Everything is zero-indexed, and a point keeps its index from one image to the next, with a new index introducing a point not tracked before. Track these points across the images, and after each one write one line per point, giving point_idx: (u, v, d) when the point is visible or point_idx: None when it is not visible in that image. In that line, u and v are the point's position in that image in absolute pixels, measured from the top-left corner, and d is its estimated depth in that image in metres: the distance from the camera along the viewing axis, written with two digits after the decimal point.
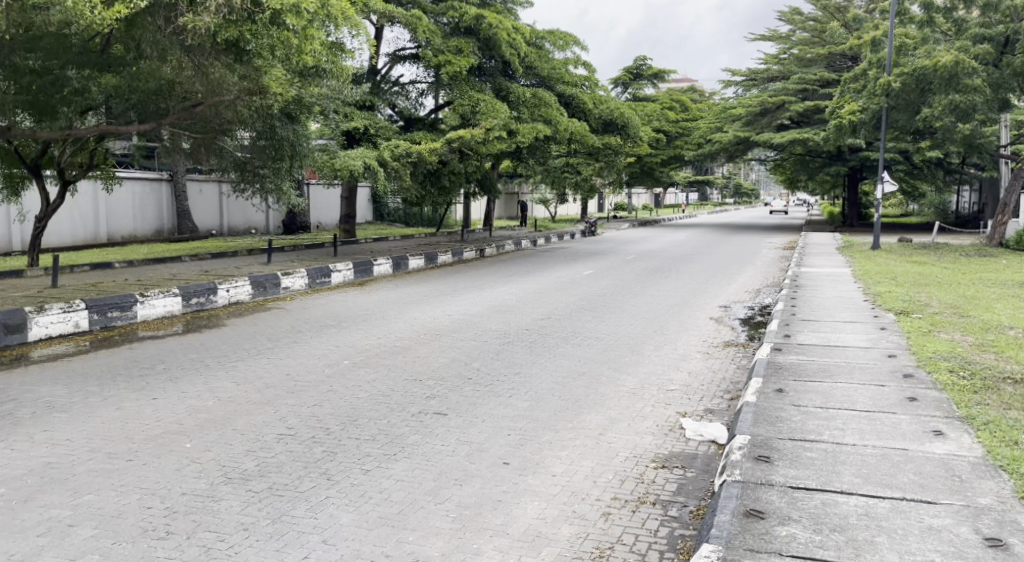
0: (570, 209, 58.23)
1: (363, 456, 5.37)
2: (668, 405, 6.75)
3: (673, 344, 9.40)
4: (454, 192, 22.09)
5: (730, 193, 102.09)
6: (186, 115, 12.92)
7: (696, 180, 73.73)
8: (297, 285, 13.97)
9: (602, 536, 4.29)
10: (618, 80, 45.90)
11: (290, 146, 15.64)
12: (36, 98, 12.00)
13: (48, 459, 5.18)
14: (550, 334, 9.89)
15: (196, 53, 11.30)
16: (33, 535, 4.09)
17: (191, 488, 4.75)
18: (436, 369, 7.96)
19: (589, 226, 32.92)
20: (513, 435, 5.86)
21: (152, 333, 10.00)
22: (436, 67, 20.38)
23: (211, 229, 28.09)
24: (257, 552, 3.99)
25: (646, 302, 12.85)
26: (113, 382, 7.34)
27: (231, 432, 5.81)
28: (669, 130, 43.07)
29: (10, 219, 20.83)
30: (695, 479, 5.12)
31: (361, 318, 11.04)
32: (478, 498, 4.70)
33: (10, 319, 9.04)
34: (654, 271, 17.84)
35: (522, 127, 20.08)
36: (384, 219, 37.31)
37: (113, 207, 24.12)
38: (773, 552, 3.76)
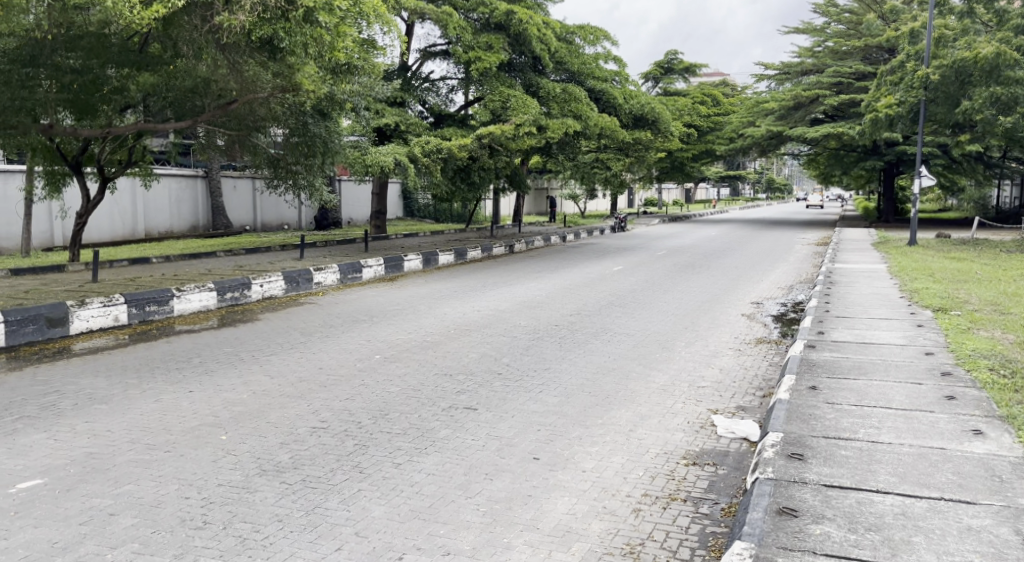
0: (600, 204, 58.09)
1: (394, 449, 5.42)
2: (700, 402, 6.71)
3: (704, 340, 9.34)
4: (484, 188, 22.12)
5: (763, 188, 101.00)
6: (221, 113, 13.11)
7: (728, 174, 73.06)
8: (329, 281, 14.11)
9: (633, 533, 4.28)
10: (649, 74, 45.62)
11: (323, 142, 15.78)
12: (77, 98, 12.29)
13: (90, 449, 5.31)
14: (580, 330, 9.87)
15: (231, 51, 11.48)
16: (76, 523, 4.19)
17: (227, 479, 4.84)
18: (465, 364, 7.99)
19: (619, 221, 32.78)
20: (543, 431, 5.87)
21: (188, 327, 10.18)
22: (466, 63, 20.42)
23: (245, 225, 28.47)
24: (292, 543, 4.05)
25: (676, 298, 12.78)
26: (151, 375, 7.49)
27: (265, 425, 5.89)
28: (701, 124, 42.69)
29: (52, 215, 21.33)
30: (726, 476, 5.09)
31: (393, 313, 11.12)
32: (509, 493, 4.72)
33: (52, 312, 9.26)
34: (685, 267, 17.71)
35: (552, 122, 20.05)
36: (414, 214, 37.52)
37: (151, 203, 24.57)
38: (807, 551, 3.73)
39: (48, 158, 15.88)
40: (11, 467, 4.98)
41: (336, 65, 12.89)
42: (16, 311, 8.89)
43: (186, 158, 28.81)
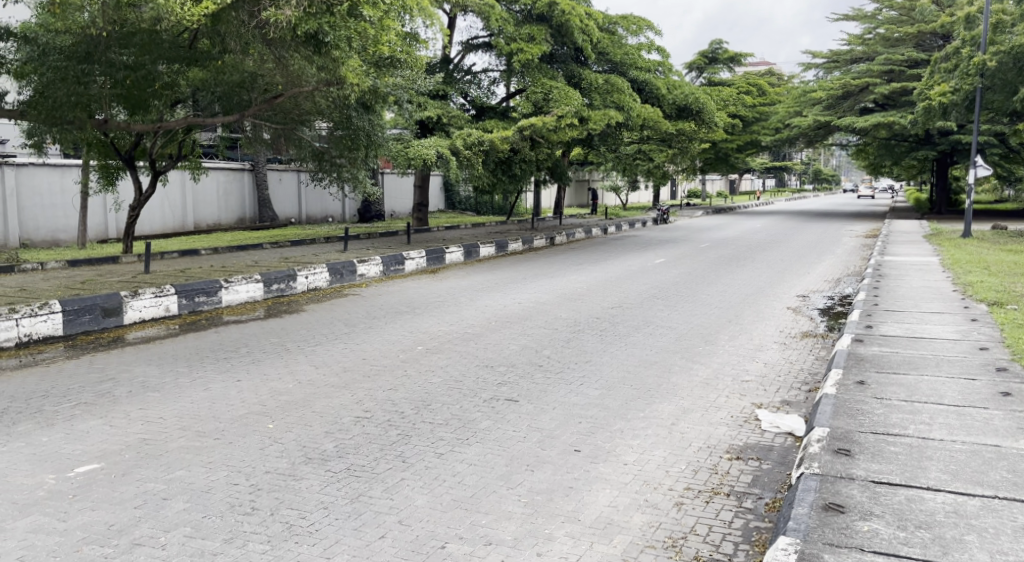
0: (642, 197, 57.68)
1: (436, 439, 5.48)
2: (744, 396, 6.64)
3: (748, 334, 9.23)
4: (525, 180, 22.13)
5: (810, 179, 99.21)
6: (266, 106, 13.31)
7: (774, 165, 71.80)
8: (372, 273, 14.27)
9: (675, 526, 4.26)
10: (692, 64, 45.10)
11: (367, 136, 15.93)
12: (130, 95, 12.61)
13: (143, 435, 5.47)
14: (622, 322, 9.84)
15: (277, 46, 11.59)
16: (131, 507, 4.32)
17: (274, 466, 4.94)
18: (507, 356, 8.02)
19: (662, 213, 32.51)
20: (585, 423, 5.87)
21: (236, 318, 10.40)
22: (508, 55, 20.44)
23: (290, 217, 28.93)
24: (338, 530, 4.11)
25: (720, 291, 12.64)
26: (201, 364, 7.67)
27: (311, 415, 5.98)
28: (746, 115, 42.03)
29: (107, 207, 21.94)
30: (770, 471, 5.04)
31: (434, 305, 11.21)
32: (550, 485, 4.74)
33: (108, 302, 9.54)
34: (729, 259, 17.48)
35: (595, 114, 19.96)
36: (456, 207, 37.71)
37: (200, 196, 25.08)
38: (854, 548, 3.67)
39: (102, 152, 16.29)
40: (69, 451, 5.15)
41: (380, 58, 13.01)
42: (73, 301, 9.18)
43: (233, 152, 29.33)
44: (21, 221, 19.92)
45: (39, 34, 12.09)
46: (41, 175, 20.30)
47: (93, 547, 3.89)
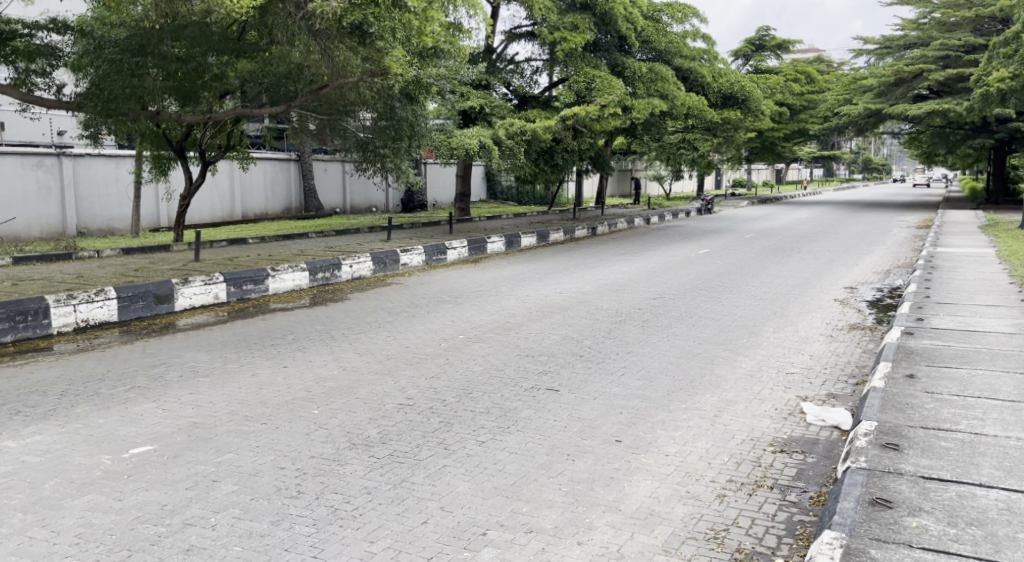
0: (686, 185, 57.08)
1: (478, 427, 5.52)
2: (789, 389, 6.56)
3: (794, 326, 9.09)
4: (568, 170, 22.06)
5: (859, 168, 96.93)
6: (312, 97, 13.45)
7: (823, 154, 70.18)
8: (414, 262, 14.37)
9: (717, 518, 4.24)
10: (739, 52, 44.36)
11: (409, 126, 16.09)
12: (180, 86, 12.88)
13: (194, 419, 5.61)
14: (664, 313, 9.77)
15: (324, 37, 11.70)
16: (183, 488, 4.45)
17: (319, 451, 5.03)
18: (548, 346, 8.02)
19: (705, 203, 32.17)
20: (626, 413, 5.86)
21: (282, 305, 10.58)
22: (551, 44, 20.35)
23: (335, 207, 29.29)
24: (380, 515, 4.18)
25: (765, 282, 12.46)
26: (247, 350, 7.83)
27: (354, 401, 6.08)
28: (794, 103, 41.16)
29: (158, 197, 22.46)
30: (815, 465, 4.98)
31: (476, 295, 11.25)
32: (591, 474, 4.75)
33: (160, 289, 9.80)
34: (775, 250, 17.20)
35: (638, 103, 19.79)
36: (497, 197, 37.80)
37: (248, 185, 25.52)
38: (902, 544, 3.61)
39: (155, 143, 16.67)
40: (125, 433, 5.31)
41: (424, 49, 13.03)
42: (127, 288, 9.45)
43: (280, 143, 29.80)
44: (78, 211, 20.51)
45: (95, 28, 12.40)
46: (97, 165, 20.85)
47: (148, 525, 4.02)
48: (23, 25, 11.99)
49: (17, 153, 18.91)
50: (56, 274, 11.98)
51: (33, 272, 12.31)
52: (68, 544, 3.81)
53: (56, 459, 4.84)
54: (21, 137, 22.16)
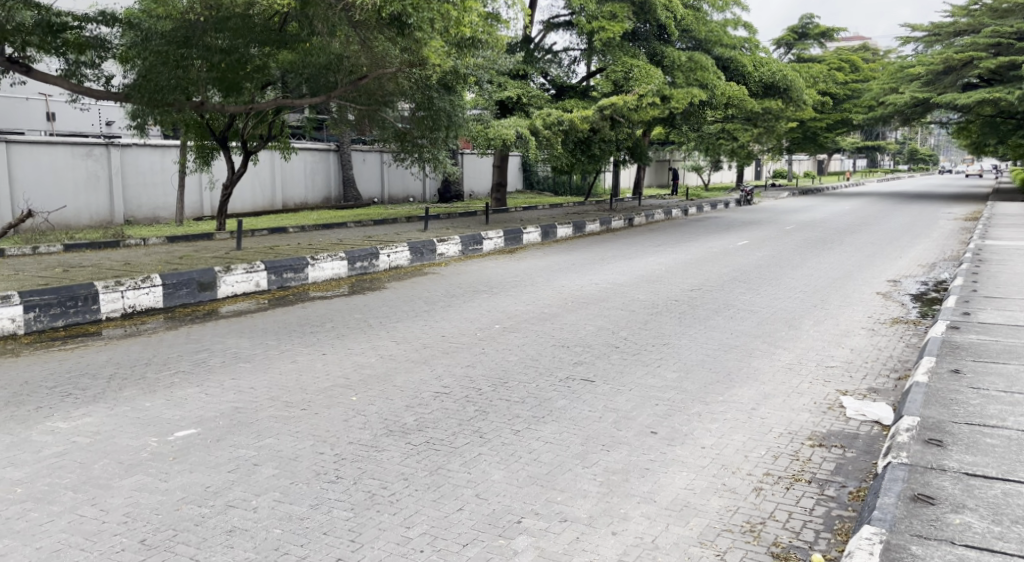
0: (724, 176, 56.45)
1: (513, 417, 5.54)
2: (828, 383, 6.48)
3: (835, 319, 8.96)
4: (605, 160, 21.93)
5: (904, 159, 94.94)
6: (352, 88, 13.58)
7: (867, 144, 68.70)
8: (451, 252, 14.47)
9: (754, 511, 4.21)
10: (781, 40, 43.69)
11: (447, 116, 16.14)
12: (224, 78, 13.11)
13: (235, 403, 5.73)
14: (702, 305, 9.71)
15: (363, 28, 11.90)
16: (225, 471, 4.55)
17: (357, 437, 5.10)
18: (584, 336, 8.02)
19: (745, 194, 31.81)
20: (661, 405, 5.84)
21: (321, 294, 10.72)
22: (590, 33, 20.25)
23: (373, 197, 29.54)
24: (417, 501, 4.23)
25: (805, 274, 12.29)
26: (289, 337, 7.96)
27: (391, 389, 6.15)
28: (837, 92, 40.35)
29: (202, 186, 22.88)
30: (855, 460, 4.91)
31: (511, 285, 11.27)
32: (626, 465, 4.75)
33: (203, 277, 9.99)
34: (816, 242, 16.95)
35: (677, 92, 19.62)
36: (534, 187, 37.82)
37: (288, 175, 25.86)
38: (944, 541, 3.56)
39: (198, 133, 16.96)
40: (170, 417, 5.44)
41: (463, 40, 13.07)
42: (171, 275, 9.65)
43: (319, 133, 30.09)
44: (125, 199, 20.96)
45: (142, 20, 12.64)
46: (143, 155, 21.27)
47: (192, 506, 4.12)
48: (73, 17, 12.24)
49: (67, 143, 19.39)
50: (104, 261, 12.28)
51: (82, 259, 12.62)
52: (116, 523, 3.92)
53: (104, 441, 4.98)
54: (71, 128, 22.72)
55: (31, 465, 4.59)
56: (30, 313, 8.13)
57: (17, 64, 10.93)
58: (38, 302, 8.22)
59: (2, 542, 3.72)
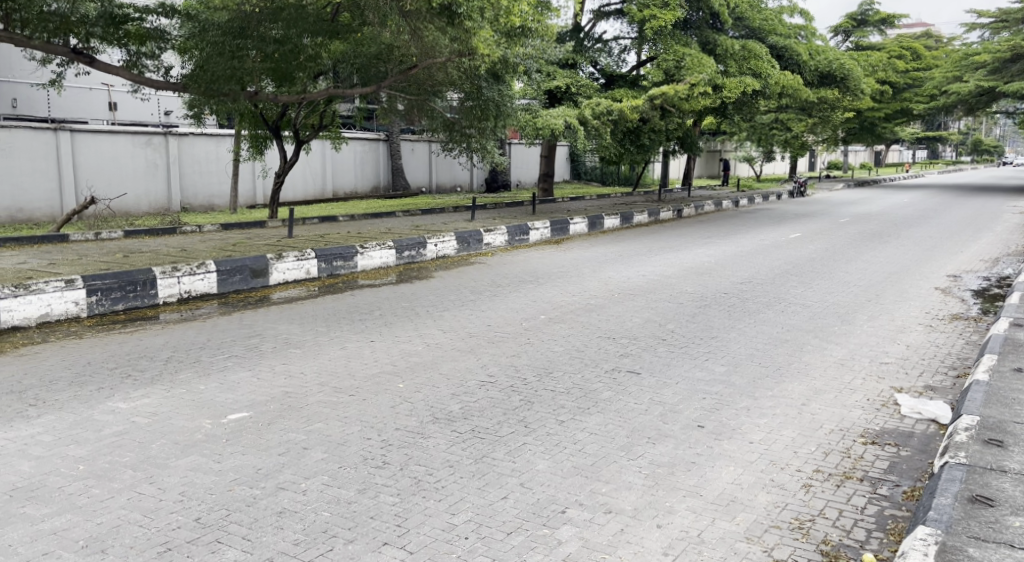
0: (776, 167, 55.43)
1: (558, 407, 5.54)
2: (882, 380, 6.32)
3: (890, 315, 8.73)
4: (654, 150, 21.68)
5: (966, 150, 91.85)
6: (403, 78, 13.68)
7: (928, 135, 66.71)
8: (498, 242, 14.49)
9: (803, 508, 4.14)
10: (839, 28, 42.64)
11: (496, 106, 16.17)
12: (278, 68, 13.31)
13: (287, 388, 5.84)
14: (752, 298, 9.55)
15: (414, 18, 11.92)
16: (276, 454, 4.64)
17: (403, 424, 5.16)
18: (630, 328, 7.97)
19: (798, 185, 31.16)
20: (709, 399, 5.76)
21: (370, 282, 10.84)
22: (641, 22, 20.04)
23: (421, 186, 29.75)
24: (462, 488, 4.26)
25: (859, 268, 11.99)
26: (337, 324, 8.07)
27: (437, 376, 6.21)
28: (898, 82, 39.23)
29: (255, 174, 23.33)
30: (910, 459, 4.79)
31: (557, 276, 11.25)
32: (671, 458, 4.71)
33: (255, 264, 10.18)
34: (870, 235, 16.54)
35: (730, 81, 19.35)
36: (581, 177, 37.71)
37: (339, 164, 26.19)
38: (1003, 544, 3.45)
39: (252, 122, 17.27)
40: (223, 399, 5.58)
41: (513, 29, 13.06)
42: (226, 262, 9.86)
43: (369, 122, 30.34)
44: (182, 187, 21.46)
45: (200, 11, 12.90)
46: (199, 144, 21.76)
47: (244, 487, 4.21)
48: (134, 9, 12.53)
49: (128, 132, 19.95)
50: (161, 248, 12.60)
51: (141, 245, 12.97)
52: (172, 501, 4.03)
53: (161, 421, 5.12)
54: (131, 117, 23.32)
55: (93, 444, 4.74)
56: (93, 297, 8.40)
57: (81, 55, 11.23)
58: (100, 287, 8.48)
59: (65, 517, 3.85)
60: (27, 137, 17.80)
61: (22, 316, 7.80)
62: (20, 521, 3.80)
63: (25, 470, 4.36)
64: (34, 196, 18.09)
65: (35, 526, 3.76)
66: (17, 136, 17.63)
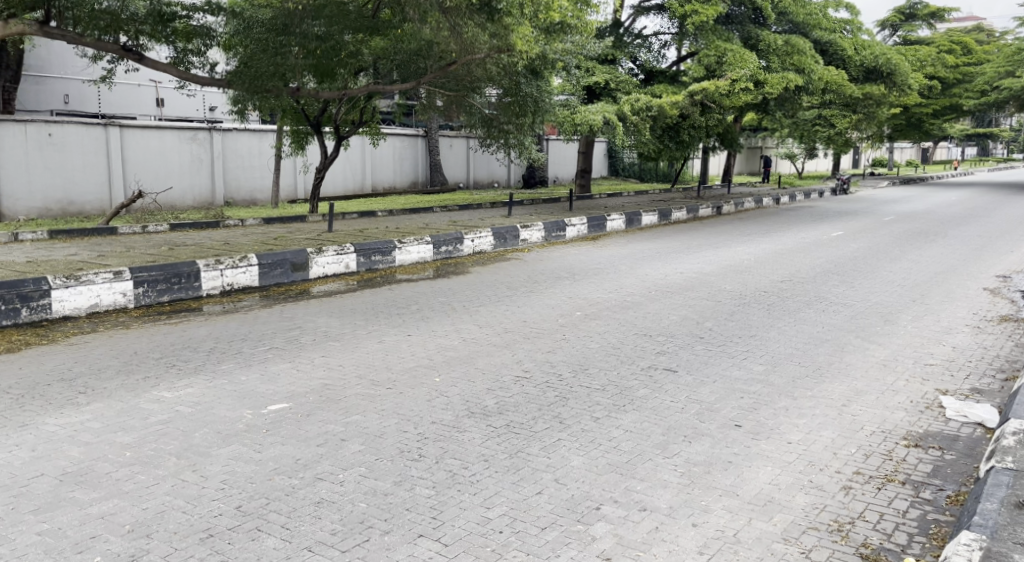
0: (819, 164, 54.45)
1: (593, 404, 5.54)
2: (926, 381, 6.20)
3: (935, 315, 8.56)
4: (694, 146, 21.46)
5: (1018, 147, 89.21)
6: (442, 74, 13.73)
7: (978, 132, 65.00)
8: (534, 238, 14.49)
9: (842, 510, 4.09)
10: (886, 22, 41.75)
11: (534, 102, 16.19)
12: (320, 64, 13.47)
13: (325, 380, 5.92)
14: (792, 298, 9.40)
15: (453, 14, 11.92)
16: (314, 445, 4.71)
17: (439, 418, 5.20)
18: (667, 326, 7.92)
19: (842, 183, 30.58)
20: (747, 398, 5.71)
21: (408, 277, 10.91)
22: (681, 17, 19.85)
23: (459, 182, 29.88)
24: (497, 482, 4.28)
25: (903, 267, 11.76)
26: (375, 318, 8.14)
27: (473, 371, 6.24)
28: (947, 77, 38.24)
29: (296, 169, 23.67)
30: (955, 463, 4.69)
31: (593, 272, 11.22)
32: (708, 457, 4.68)
33: (296, 258, 10.33)
34: (915, 234, 16.20)
35: (772, 77, 19.08)
36: (619, 173, 37.56)
37: (378, 160, 26.40)
38: None
39: (294, 118, 17.50)
40: (264, 390, 5.68)
41: (553, 25, 13.02)
42: (268, 256, 10.01)
43: (408, 118, 30.53)
44: (226, 181, 21.83)
45: (245, 9, 13.05)
46: (243, 139, 22.11)
47: (283, 477, 4.29)
48: (182, 6, 12.73)
49: (174, 128, 20.34)
50: (205, 241, 12.84)
51: (186, 238, 13.25)
52: (214, 489, 4.12)
53: (204, 411, 5.23)
54: (177, 112, 23.78)
55: (139, 431, 4.87)
56: (139, 289, 8.60)
57: (130, 52, 11.47)
58: (146, 278, 8.69)
59: (113, 502, 3.96)
60: (78, 132, 18.28)
61: (73, 306, 8.02)
62: (69, 505, 3.92)
63: (75, 455, 4.50)
64: (85, 189, 18.57)
65: (84, 509, 3.88)
66: (69, 131, 18.10)
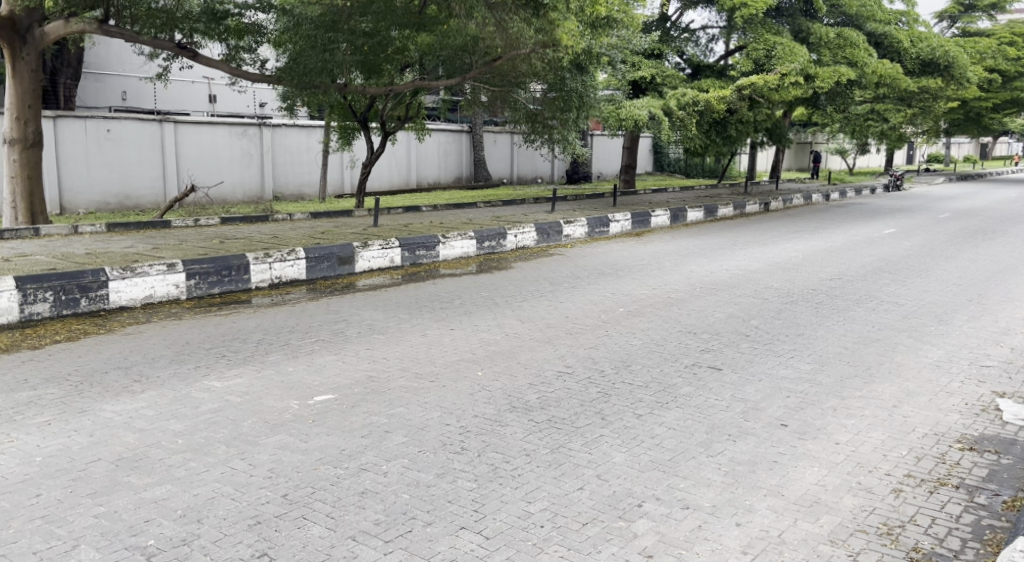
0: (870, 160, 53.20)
1: (635, 400, 5.50)
2: (982, 383, 6.03)
3: (993, 316, 8.29)
4: (741, 142, 21.16)
5: None
6: (486, 69, 13.78)
7: None
8: (577, 234, 14.43)
9: (892, 514, 4.00)
10: (944, 13, 40.62)
11: (579, 97, 16.25)
12: (367, 60, 13.60)
13: (370, 373, 6.00)
14: (842, 296, 9.21)
15: (499, 9, 11.95)
16: (359, 436, 4.78)
17: (481, 411, 5.22)
18: (713, 323, 7.83)
19: (895, 179, 29.84)
20: (793, 398, 5.62)
21: (451, 271, 10.98)
22: (730, 11, 19.58)
23: (503, 177, 29.94)
24: (538, 477, 4.29)
25: (958, 265, 11.45)
26: (419, 312, 8.20)
27: (516, 365, 6.26)
28: (1008, 70, 37.02)
29: (343, 164, 23.97)
30: (1011, 468, 4.55)
31: (637, 268, 11.14)
32: (753, 456, 4.61)
33: (342, 251, 10.46)
34: (971, 231, 15.76)
35: (823, 71, 18.74)
36: (663, 169, 37.30)
37: (423, 155, 26.57)
38: None
39: (341, 114, 17.74)
40: (311, 381, 5.77)
41: (598, 20, 12.96)
42: (315, 250, 10.17)
43: (453, 113, 30.68)
44: (275, 176, 22.22)
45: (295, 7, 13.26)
46: (291, 135, 22.47)
47: (328, 467, 4.35)
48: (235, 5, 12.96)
49: (226, 123, 20.74)
50: (254, 234, 13.09)
51: (236, 231, 13.53)
52: (262, 477, 4.20)
53: (253, 400, 5.35)
54: (228, 108, 24.25)
55: (191, 419, 4.99)
56: (191, 281, 8.80)
57: (185, 50, 11.78)
58: (198, 271, 8.89)
59: (165, 487, 4.07)
60: (134, 128, 18.76)
61: (128, 297, 8.24)
62: (124, 489, 4.04)
63: (130, 441, 4.63)
64: (140, 184, 19.07)
65: (138, 494, 3.99)
66: (125, 127, 18.57)
